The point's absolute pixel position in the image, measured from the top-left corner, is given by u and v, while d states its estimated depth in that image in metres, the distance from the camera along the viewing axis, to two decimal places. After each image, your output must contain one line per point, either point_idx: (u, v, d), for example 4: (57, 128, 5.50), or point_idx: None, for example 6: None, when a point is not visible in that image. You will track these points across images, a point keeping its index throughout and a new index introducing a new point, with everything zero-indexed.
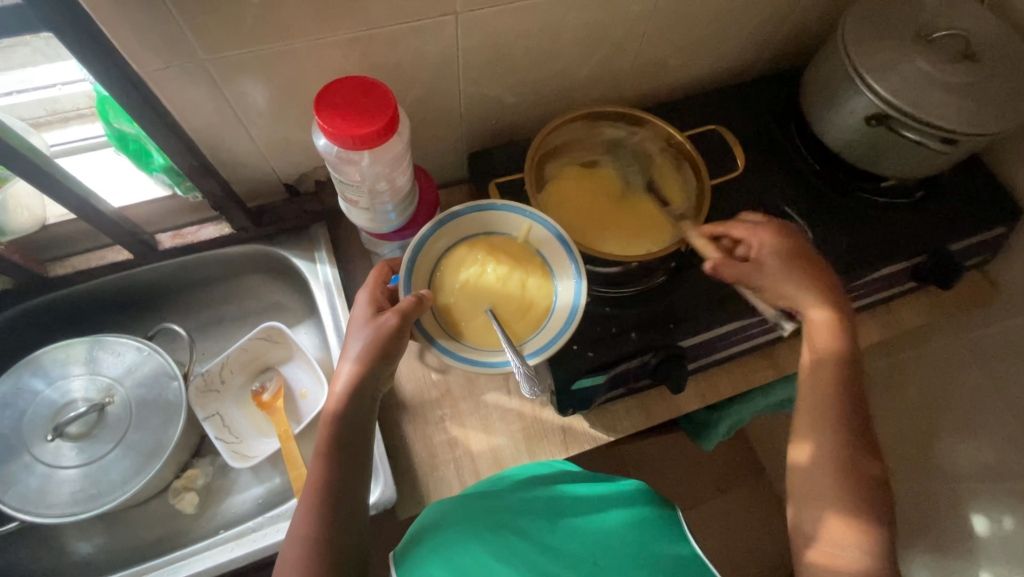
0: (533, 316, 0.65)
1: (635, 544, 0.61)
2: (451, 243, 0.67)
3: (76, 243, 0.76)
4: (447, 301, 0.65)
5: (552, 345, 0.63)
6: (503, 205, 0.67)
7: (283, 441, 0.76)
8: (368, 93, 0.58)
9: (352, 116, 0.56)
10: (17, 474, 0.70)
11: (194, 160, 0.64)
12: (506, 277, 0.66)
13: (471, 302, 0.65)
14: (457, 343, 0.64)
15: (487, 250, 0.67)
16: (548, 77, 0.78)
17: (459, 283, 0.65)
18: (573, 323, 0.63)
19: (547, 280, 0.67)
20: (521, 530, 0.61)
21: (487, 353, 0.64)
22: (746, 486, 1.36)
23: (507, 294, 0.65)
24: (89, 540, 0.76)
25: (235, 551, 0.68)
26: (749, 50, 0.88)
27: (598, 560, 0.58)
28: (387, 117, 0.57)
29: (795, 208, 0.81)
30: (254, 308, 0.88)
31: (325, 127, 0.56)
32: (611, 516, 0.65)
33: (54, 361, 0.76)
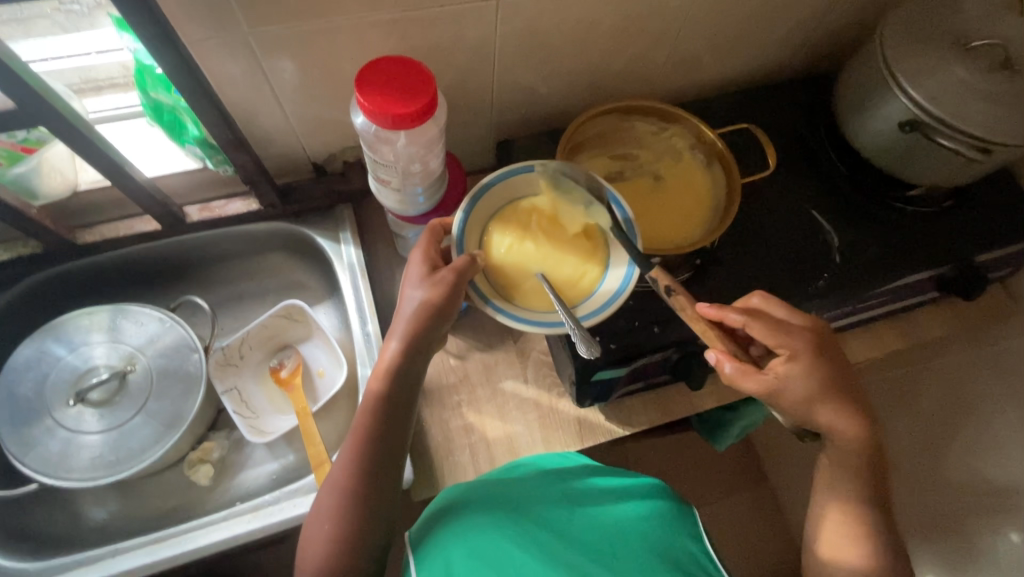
0: (585, 277, 0.64)
1: (652, 539, 0.61)
2: (508, 200, 0.67)
3: (106, 211, 0.77)
4: (498, 255, 0.64)
5: (607, 308, 0.62)
6: (557, 167, 0.66)
7: (301, 418, 0.76)
8: (410, 76, 0.57)
9: (390, 97, 0.56)
10: (39, 438, 0.71)
11: (231, 134, 0.64)
12: (559, 239, 0.65)
13: (523, 259, 0.64)
14: (511, 304, 0.63)
15: (542, 209, 0.66)
16: (582, 68, 0.78)
17: (510, 244, 0.65)
18: (627, 288, 0.62)
19: (601, 246, 0.65)
20: (542, 521, 0.61)
21: (533, 311, 0.62)
22: (750, 491, 1.36)
23: (558, 257, 0.64)
24: (104, 507, 0.76)
25: (252, 523, 0.67)
26: (782, 51, 0.88)
27: (616, 556, 0.58)
28: (426, 99, 0.56)
29: (821, 211, 0.81)
30: (276, 286, 0.88)
31: (364, 104, 0.56)
32: (628, 510, 0.65)
33: (77, 328, 0.76)
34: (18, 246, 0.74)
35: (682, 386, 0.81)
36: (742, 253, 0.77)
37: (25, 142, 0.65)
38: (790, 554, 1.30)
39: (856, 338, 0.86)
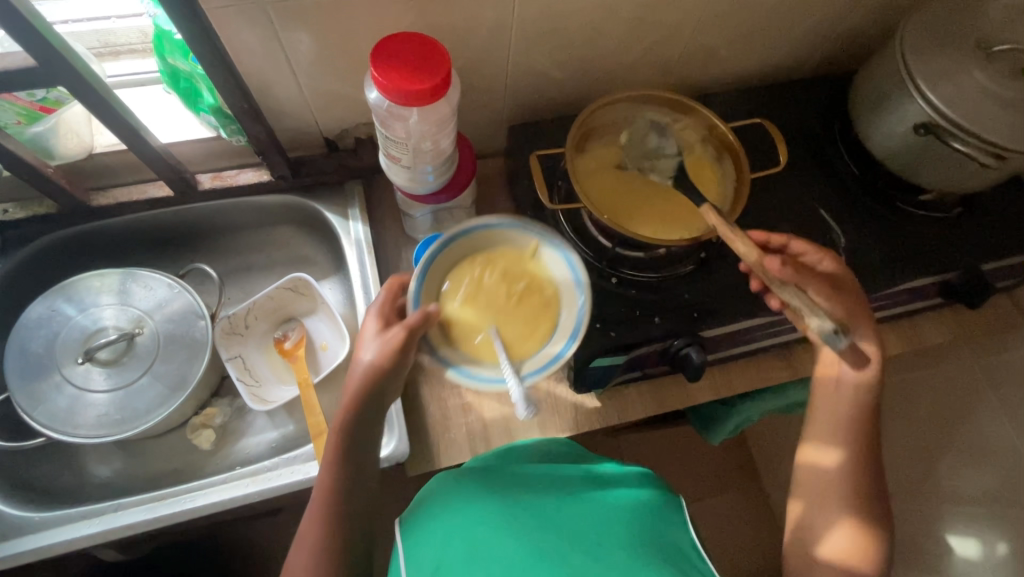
0: (537, 334, 0.64)
1: (643, 529, 0.61)
2: (464, 252, 0.67)
3: (120, 175, 0.78)
4: (450, 310, 0.64)
5: (551, 366, 0.63)
6: (512, 221, 0.67)
7: (302, 389, 0.77)
8: (426, 54, 0.58)
9: (405, 75, 0.56)
10: (48, 393, 0.72)
11: (245, 104, 0.65)
12: (512, 295, 0.65)
13: (475, 312, 0.64)
14: (458, 358, 0.63)
15: (497, 263, 0.66)
16: (597, 56, 0.78)
17: (463, 296, 0.65)
18: (573, 346, 0.63)
19: (553, 302, 0.65)
20: (527, 506, 0.62)
21: (477, 365, 0.63)
22: (741, 489, 1.37)
23: (509, 312, 0.64)
24: (108, 465, 0.78)
25: (250, 487, 0.68)
26: (800, 48, 0.87)
27: (604, 544, 0.58)
28: (440, 78, 0.57)
29: (829, 211, 0.81)
30: (283, 259, 0.89)
31: (378, 79, 0.56)
32: (619, 500, 0.65)
33: (87, 289, 0.78)
34: (33, 205, 0.75)
35: (679, 378, 0.81)
36: None
37: (44, 101, 0.65)
38: (779, 552, 1.31)
39: None
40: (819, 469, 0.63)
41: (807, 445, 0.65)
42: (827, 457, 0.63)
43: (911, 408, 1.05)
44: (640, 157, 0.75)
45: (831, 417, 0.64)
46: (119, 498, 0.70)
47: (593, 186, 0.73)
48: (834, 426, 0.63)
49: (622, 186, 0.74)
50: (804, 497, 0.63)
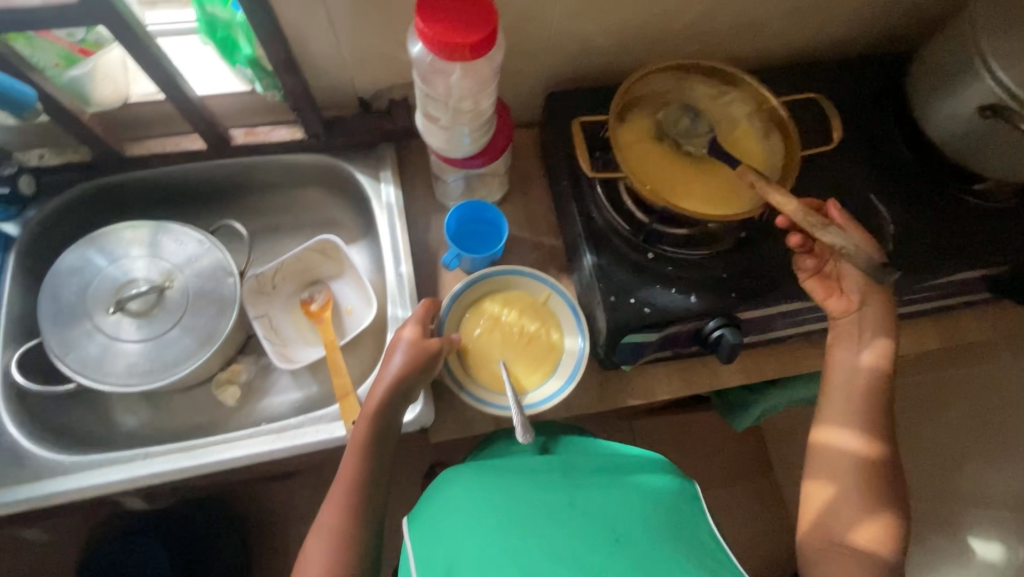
0: (539, 371, 0.72)
1: (656, 522, 0.62)
2: (485, 290, 0.75)
3: (154, 127, 0.77)
4: (467, 339, 0.73)
5: (548, 403, 0.70)
6: (531, 271, 0.75)
7: (329, 350, 0.77)
8: (473, 7, 0.55)
9: (449, 28, 0.54)
10: (79, 340, 0.73)
11: (284, 55, 0.63)
12: (522, 339, 0.73)
13: (488, 346, 0.72)
14: (469, 382, 0.71)
15: (512, 306, 0.74)
16: (644, 22, 0.75)
17: (480, 329, 0.73)
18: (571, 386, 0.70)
19: (556, 353, 0.73)
20: (542, 507, 0.62)
21: (486, 391, 0.71)
22: (757, 480, 1.35)
23: (518, 351, 0.73)
24: (134, 415, 0.79)
25: (275, 444, 0.68)
26: (857, 23, 0.83)
27: (618, 542, 0.59)
28: (486, 32, 0.55)
29: (879, 195, 0.77)
30: (311, 221, 0.89)
31: (423, 30, 0.54)
32: (633, 492, 0.65)
33: (119, 240, 0.78)
34: (69, 152, 0.75)
35: (708, 362, 0.79)
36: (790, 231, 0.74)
37: (83, 43, 0.64)
38: (791, 545, 1.30)
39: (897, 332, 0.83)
40: (841, 452, 0.62)
41: (826, 430, 0.64)
42: (848, 441, 0.62)
43: (941, 406, 1.03)
44: (684, 127, 0.72)
45: (849, 402, 0.64)
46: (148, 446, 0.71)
47: (635, 157, 0.70)
48: (852, 414, 0.63)
49: (665, 158, 0.71)
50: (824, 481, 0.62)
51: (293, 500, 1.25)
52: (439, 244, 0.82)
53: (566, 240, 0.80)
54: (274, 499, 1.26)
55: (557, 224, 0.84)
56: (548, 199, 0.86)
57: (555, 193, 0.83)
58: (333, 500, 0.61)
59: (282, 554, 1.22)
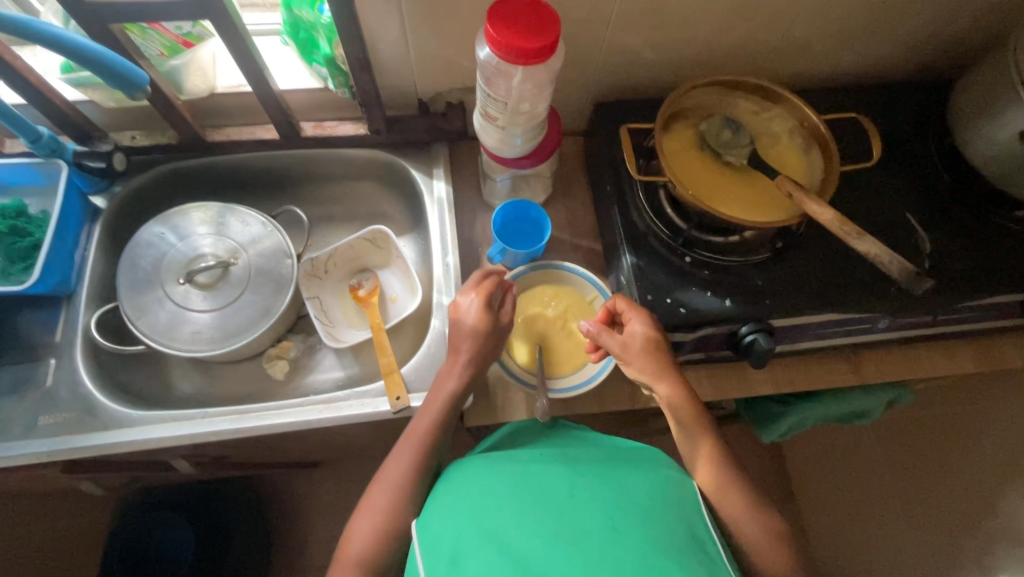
0: (569, 363, 0.77)
1: (665, 519, 0.53)
2: (540, 280, 0.81)
3: (234, 116, 0.84)
4: (517, 318, 0.79)
5: (570, 393, 0.74)
6: (585, 274, 0.80)
7: (375, 331, 0.81)
8: (536, 16, 0.61)
9: (515, 35, 0.59)
10: (151, 306, 0.79)
11: (361, 54, 0.70)
12: (563, 330, 0.79)
13: (531, 329, 0.78)
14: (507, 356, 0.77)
15: (560, 298, 0.80)
16: (693, 39, 0.79)
17: (527, 312, 0.79)
18: (595, 381, 0.74)
19: (588, 351, 0.78)
20: (537, 495, 0.55)
21: (519, 368, 0.76)
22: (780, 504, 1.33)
23: (555, 340, 0.78)
24: (190, 381, 0.84)
25: (323, 413, 0.72)
26: (900, 49, 0.85)
27: (617, 527, 0.51)
28: (550, 39, 0.59)
29: (916, 215, 0.78)
30: (364, 213, 0.95)
31: (493, 34, 0.59)
32: (636, 486, 0.57)
33: (191, 217, 0.84)
34: (157, 135, 0.82)
35: (738, 368, 0.81)
36: (826, 244, 0.76)
37: (187, 36, 0.72)
38: None
39: (928, 352, 0.83)
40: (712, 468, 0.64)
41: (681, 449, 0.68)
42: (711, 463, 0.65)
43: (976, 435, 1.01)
44: (725, 138, 0.76)
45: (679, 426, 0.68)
46: (207, 409, 0.75)
47: (679, 164, 0.74)
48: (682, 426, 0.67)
49: (706, 167, 0.74)
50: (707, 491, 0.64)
51: (316, 485, 1.29)
52: (483, 239, 0.86)
53: (606, 242, 0.83)
54: (298, 482, 1.30)
55: (596, 227, 0.88)
56: (588, 203, 0.90)
57: (596, 198, 0.86)
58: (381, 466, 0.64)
59: (301, 537, 1.26)
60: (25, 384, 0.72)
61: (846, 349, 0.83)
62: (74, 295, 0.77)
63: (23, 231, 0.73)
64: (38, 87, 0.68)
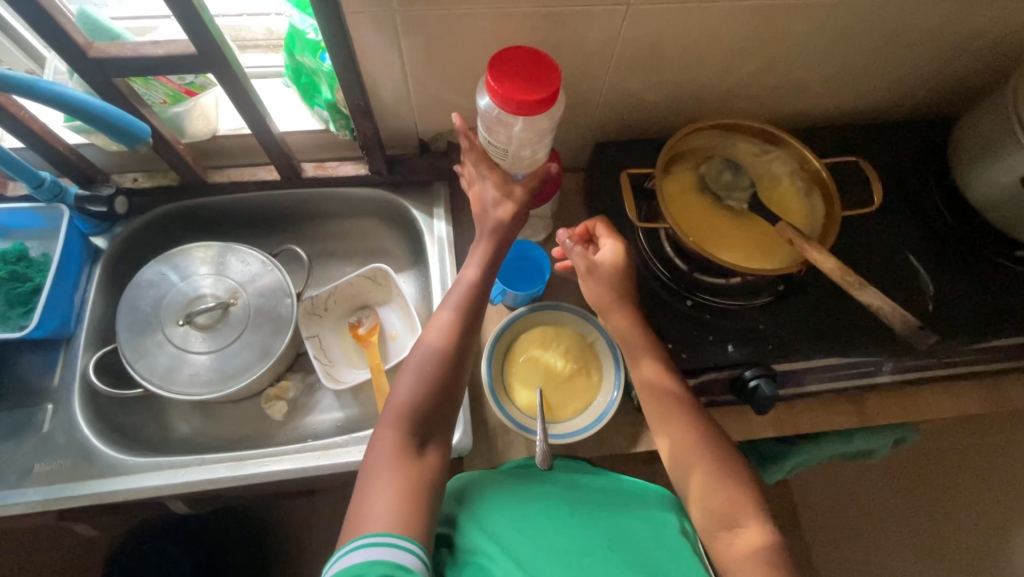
0: (570, 406, 0.76)
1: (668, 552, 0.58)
2: (540, 321, 0.80)
3: (237, 157, 0.85)
4: (517, 360, 0.78)
5: (571, 437, 0.73)
6: (585, 315, 0.80)
7: (375, 373, 0.81)
8: (534, 64, 0.61)
9: (514, 87, 0.60)
10: (150, 349, 0.78)
11: (362, 101, 0.70)
12: (564, 371, 0.77)
13: (531, 370, 0.77)
14: (507, 399, 0.75)
15: (561, 339, 0.79)
16: (692, 81, 0.80)
17: (528, 354, 0.78)
18: (597, 426, 0.73)
19: (588, 395, 0.77)
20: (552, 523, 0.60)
21: (519, 412, 0.74)
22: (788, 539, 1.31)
23: (556, 382, 0.77)
24: (188, 422, 0.84)
25: (320, 460, 0.71)
26: (898, 89, 0.86)
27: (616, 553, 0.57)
28: (550, 91, 0.60)
29: (918, 256, 0.78)
30: (364, 249, 0.95)
31: (493, 85, 0.60)
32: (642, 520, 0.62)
33: (190, 258, 0.84)
34: (159, 176, 0.83)
35: (741, 410, 0.80)
36: (828, 287, 0.76)
37: (191, 85, 0.72)
38: None
39: (934, 393, 0.82)
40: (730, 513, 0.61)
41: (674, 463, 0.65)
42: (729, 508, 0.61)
43: None
44: (725, 181, 0.76)
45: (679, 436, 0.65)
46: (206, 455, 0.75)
47: (679, 207, 0.73)
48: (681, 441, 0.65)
49: (706, 210, 0.74)
50: (714, 531, 0.61)
51: (312, 521, 1.27)
52: None
53: None
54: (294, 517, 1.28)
55: None
56: None
57: None
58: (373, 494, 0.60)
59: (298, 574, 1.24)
60: (23, 430, 0.72)
61: (850, 391, 0.82)
62: (73, 338, 0.77)
63: (23, 276, 0.73)
64: (40, 135, 0.69)
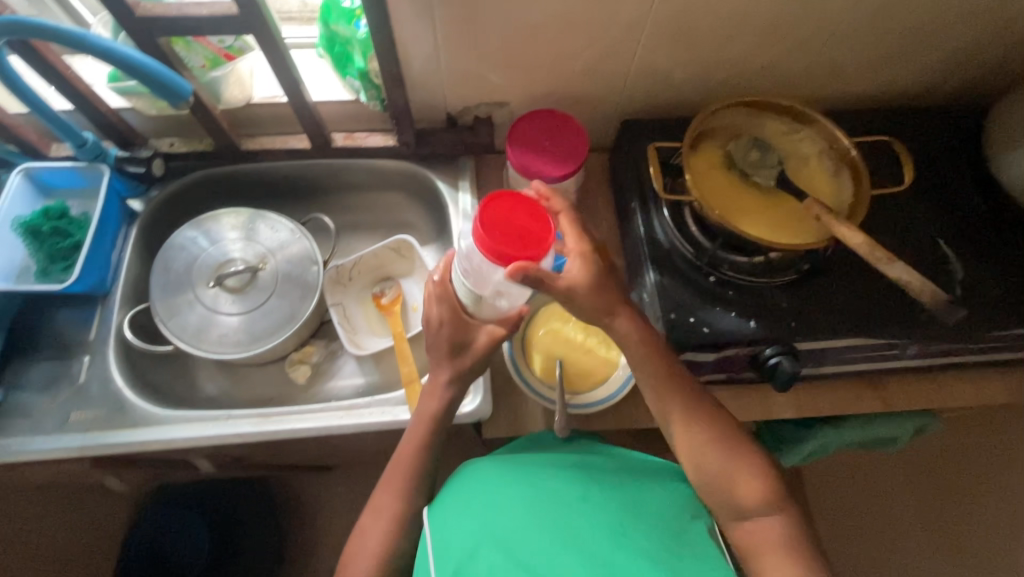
0: (589, 378, 0.77)
1: (657, 531, 0.58)
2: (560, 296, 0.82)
3: (270, 126, 0.87)
4: (537, 333, 0.79)
5: (589, 407, 0.74)
6: (605, 289, 0.81)
7: (397, 340, 0.83)
8: (527, 224, 0.58)
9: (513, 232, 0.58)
10: (182, 308, 0.81)
11: (395, 69, 0.71)
12: (584, 345, 0.78)
13: (552, 343, 0.78)
14: (527, 368, 0.76)
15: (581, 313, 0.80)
16: (722, 60, 0.80)
17: (549, 327, 0.79)
18: (615, 397, 0.74)
19: (608, 367, 0.77)
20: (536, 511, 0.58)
21: (538, 381, 0.76)
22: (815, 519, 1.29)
23: (576, 355, 0.78)
24: (214, 383, 0.86)
25: (343, 419, 0.73)
26: (933, 73, 0.84)
27: (624, 535, 0.56)
28: (541, 246, 0.57)
29: (949, 240, 0.77)
30: (388, 222, 0.96)
31: (481, 231, 0.57)
32: (630, 501, 0.60)
33: (221, 223, 0.86)
34: (195, 143, 0.85)
35: (760, 390, 0.79)
36: (853, 268, 0.75)
37: (229, 49, 0.74)
38: None
39: (957, 381, 0.81)
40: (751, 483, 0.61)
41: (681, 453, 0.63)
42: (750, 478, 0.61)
43: None
44: (752, 158, 0.75)
45: (683, 424, 0.64)
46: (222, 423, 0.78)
47: (706, 183, 0.73)
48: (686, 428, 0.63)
49: (733, 186, 0.74)
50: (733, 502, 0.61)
51: (328, 493, 1.30)
52: None
53: (629, 259, 0.83)
54: (309, 489, 1.31)
55: (619, 243, 0.88)
56: (611, 219, 0.90)
57: (620, 214, 0.87)
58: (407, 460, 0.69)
59: (312, 543, 1.27)
60: (59, 380, 0.74)
61: (871, 376, 0.81)
62: (109, 295, 0.79)
63: (64, 232, 0.76)
64: (85, 94, 0.71)
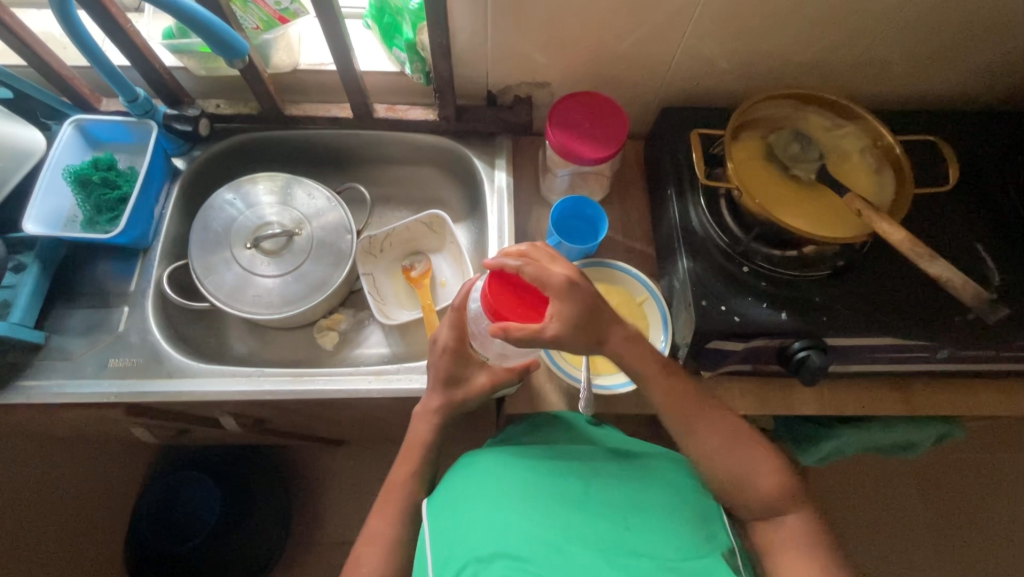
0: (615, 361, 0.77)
1: (665, 527, 0.55)
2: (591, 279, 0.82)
3: (313, 93, 0.88)
4: None
5: (615, 388, 0.74)
6: (635, 274, 0.81)
7: (426, 312, 0.84)
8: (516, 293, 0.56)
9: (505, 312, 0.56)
10: (219, 267, 0.82)
11: (444, 41, 0.72)
12: None
13: None
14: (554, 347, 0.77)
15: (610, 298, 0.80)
16: (768, 51, 0.79)
17: None
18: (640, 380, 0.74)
19: None
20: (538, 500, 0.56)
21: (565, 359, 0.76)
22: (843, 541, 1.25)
23: None
24: (244, 343, 0.88)
25: (373, 383, 0.75)
26: (984, 76, 0.83)
27: (631, 530, 0.54)
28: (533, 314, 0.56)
29: (987, 244, 0.76)
30: (421, 197, 0.97)
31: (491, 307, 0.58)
32: (636, 493, 0.58)
33: (258, 186, 0.87)
34: (240, 105, 0.87)
35: (784, 385, 0.79)
36: (888, 267, 0.75)
37: (284, 12, 0.75)
38: None
39: (987, 390, 0.80)
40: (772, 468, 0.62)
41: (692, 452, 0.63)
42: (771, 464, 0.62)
43: None
44: (793, 150, 0.75)
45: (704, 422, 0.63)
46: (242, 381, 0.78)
47: (746, 173, 0.73)
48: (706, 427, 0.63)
49: (772, 178, 0.73)
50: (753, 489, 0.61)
51: (338, 465, 1.33)
52: (537, 232, 0.87)
53: (660, 245, 0.83)
54: (320, 461, 1.33)
55: (650, 231, 0.88)
56: (644, 206, 0.90)
57: (654, 201, 0.87)
58: (430, 454, 0.70)
59: (322, 510, 1.29)
60: (99, 327, 0.76)
61: (897, 378, 0.80)
62: (150, 248, 0.81)
63: (113, 183, 0.77)
64: (142, 49, 0.73)
